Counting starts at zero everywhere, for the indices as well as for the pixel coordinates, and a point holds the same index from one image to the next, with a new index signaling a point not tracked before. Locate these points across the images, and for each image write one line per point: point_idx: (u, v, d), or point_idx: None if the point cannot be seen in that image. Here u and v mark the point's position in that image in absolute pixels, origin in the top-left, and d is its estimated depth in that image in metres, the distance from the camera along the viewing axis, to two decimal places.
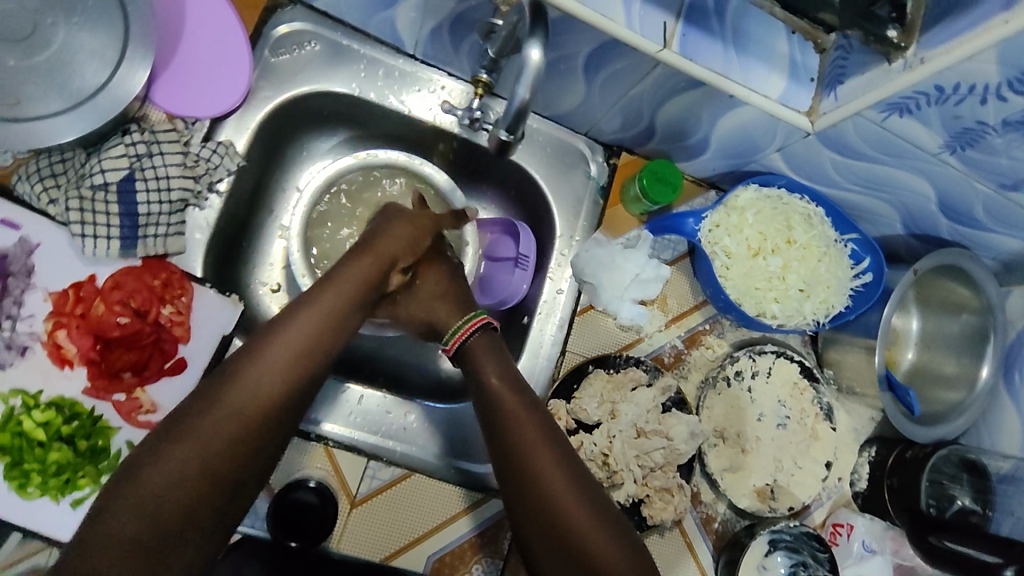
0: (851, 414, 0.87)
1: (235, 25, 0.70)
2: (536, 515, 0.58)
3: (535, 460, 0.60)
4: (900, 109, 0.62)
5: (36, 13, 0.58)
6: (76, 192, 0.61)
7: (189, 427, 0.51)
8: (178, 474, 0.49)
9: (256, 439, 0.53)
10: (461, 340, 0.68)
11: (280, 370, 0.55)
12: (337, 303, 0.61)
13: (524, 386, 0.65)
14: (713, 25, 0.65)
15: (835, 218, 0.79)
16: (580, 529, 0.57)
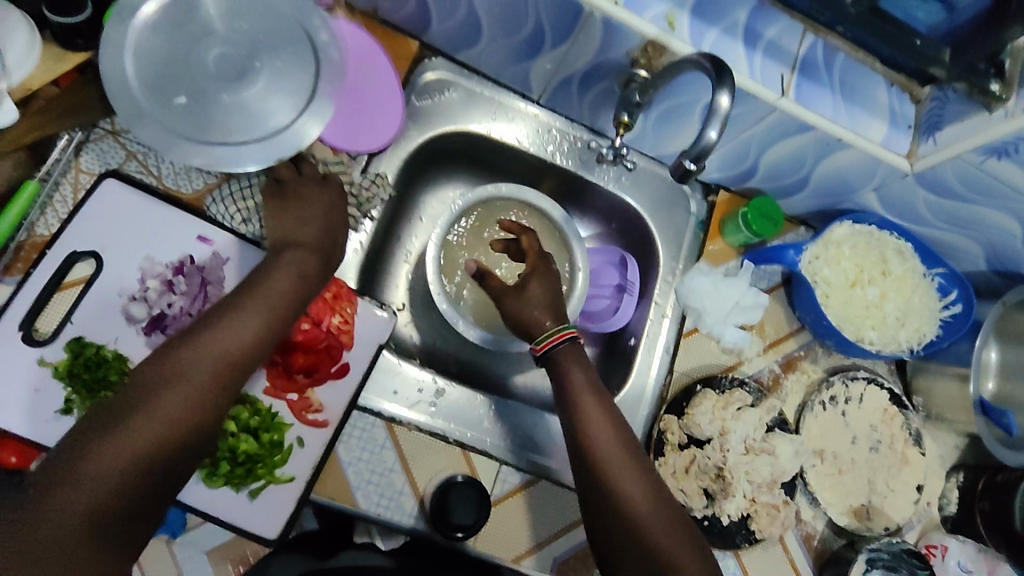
0: (938, 441, 0.91)
1: (389, 72, 0.77)
2: (608, 510, 0.65)
3: (613, 459, 0.67)
4: (999, 152, 0.69)
5: (246, 58, 0.66)
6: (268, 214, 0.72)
7: (179, 367, 0.56)
8: (161, 422, 0.53)
9: (215, 401, 0.57)
10: (552, 345, 0.73)
11: (252, 327, 0.60)
12: (290, 284, 0.64)
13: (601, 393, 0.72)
14: (823, 77, 0.73)
15: (923, 253, 0.86)
16: (645, 520, 0.64)
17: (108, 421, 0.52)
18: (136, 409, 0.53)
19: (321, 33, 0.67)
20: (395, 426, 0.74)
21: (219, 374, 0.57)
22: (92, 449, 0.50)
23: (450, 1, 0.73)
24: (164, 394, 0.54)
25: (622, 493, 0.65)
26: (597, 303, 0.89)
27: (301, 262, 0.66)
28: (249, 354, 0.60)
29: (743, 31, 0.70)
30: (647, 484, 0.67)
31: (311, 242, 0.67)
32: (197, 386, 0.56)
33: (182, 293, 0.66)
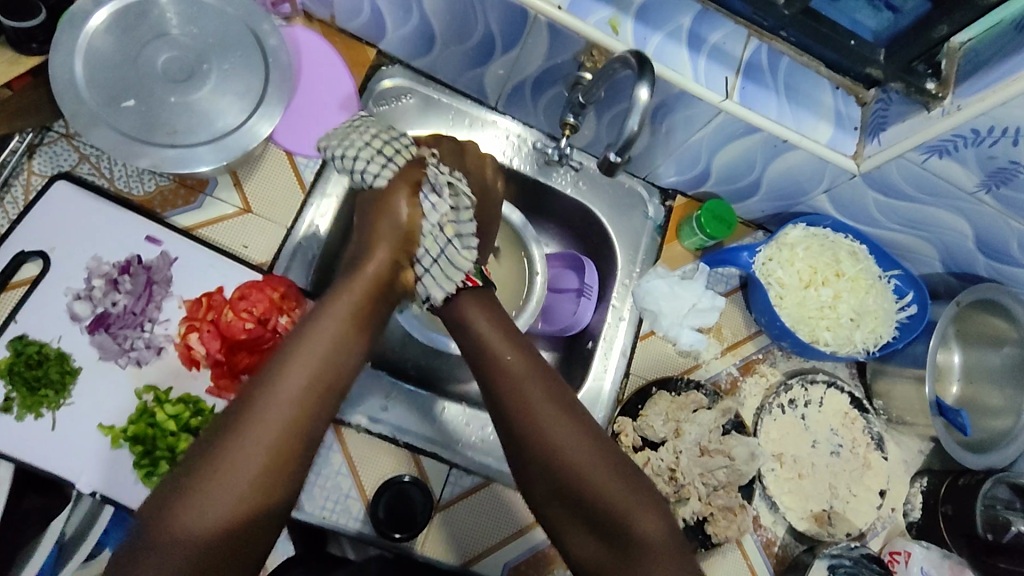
0: (901, 446, 0.91)
1: (347, 81, 0.80)
2: (556, 482, 0.59)
3: (559, 434, 0.60)
4: (939, 151, 0.69)
5: (196, 61, 0.67)
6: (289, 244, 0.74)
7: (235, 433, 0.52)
8: (208, 520, 0.49)
9: (284, 464, 0.53)
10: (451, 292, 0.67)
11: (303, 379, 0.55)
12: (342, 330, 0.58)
13: (534, 351, 0.65)
14: (767, 80, 0.74)
15: (877, 255, 0.87)
16: (604, 493, 0.57)
17: (177, 494, 0.50)
18: (176, 506, 0.49)
19: (270, 38, 0.69)
20: (342, 427, 0.73)
21: (282, 437, 0.53)
22: (158, 528, 0.49)
23: (403, 9, 0.75)
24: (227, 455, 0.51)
25: (563, 459, 0.59)
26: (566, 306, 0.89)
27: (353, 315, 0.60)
28: (305, 413, 0.54)
29: (686, 34, 0.71)
30: (597, 448, 0.60)
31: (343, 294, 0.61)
32: (246, 455, 0.51)
33: (127, 292, 0.67)
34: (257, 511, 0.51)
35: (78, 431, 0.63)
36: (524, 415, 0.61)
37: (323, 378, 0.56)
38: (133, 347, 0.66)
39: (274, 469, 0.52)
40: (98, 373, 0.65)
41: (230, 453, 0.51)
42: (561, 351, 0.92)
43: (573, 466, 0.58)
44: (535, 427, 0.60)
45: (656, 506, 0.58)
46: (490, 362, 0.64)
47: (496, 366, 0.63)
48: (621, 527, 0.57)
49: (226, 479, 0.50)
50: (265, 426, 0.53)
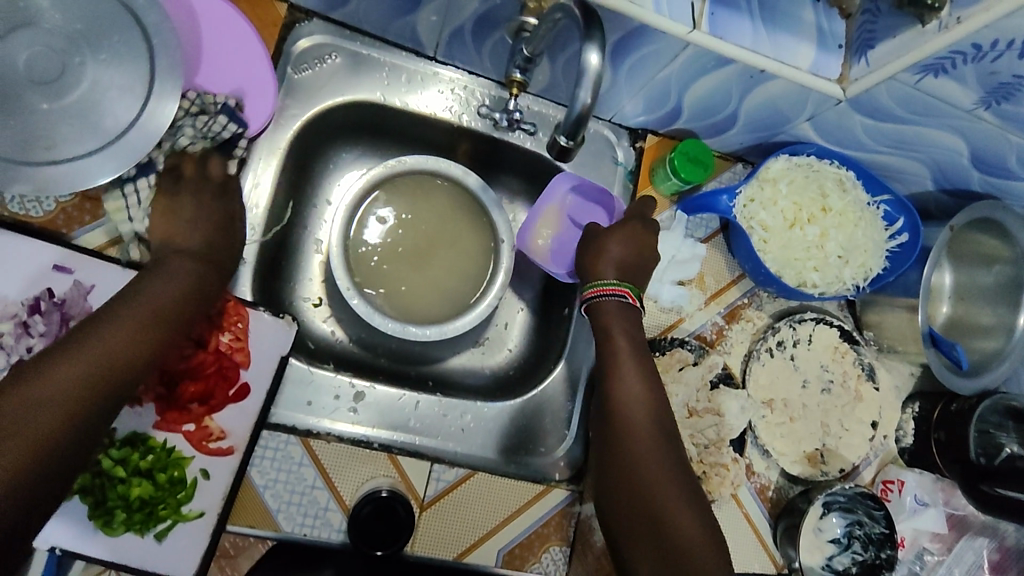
0: (892, 372, 0.89)
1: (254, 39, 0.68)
2: (611, 487, 0.63)
3: (631, 440, 0.64)
4: (934, 70, 0.62)
5: (64, 52, 0.58)
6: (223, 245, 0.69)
7: (47, 373, 0.48)
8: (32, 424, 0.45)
9: (81, 411, 0.48)
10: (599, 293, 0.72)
11: (132, 330, 0.53)
12: (185, 281, 0.59)
13: (648, 360, 0.71)
14: (739, 1, 0.64)
15: (865, 180, 0.80)
16: (652, 489, 0.61)
17: None
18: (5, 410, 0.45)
19: (149, 15, 0.60)
20: (311, 439, 0.68)
21: (93, 386, 0.49)
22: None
23: None
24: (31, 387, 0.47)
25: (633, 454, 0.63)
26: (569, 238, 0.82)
27: (194, 274, 0.60)
28: (123, 365, 0.52)
29: None
30: (658, 440, 0.65)
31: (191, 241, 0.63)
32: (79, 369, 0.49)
33: (41, 335, 0.59)
34: (55, 455, 0.46)
35: None
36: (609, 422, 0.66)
37: (163, 314, 0.56)
38: None
39: (106, 370, 0.50)
40: None
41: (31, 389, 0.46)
42: (535, 317, 0.86)
43: (635, 457, 0.63)
44: (619, 430, 0.65)
45: (692, 503, 0.61)
46: (606, 346, 0.71)
47: (613, 367, 0.69)
48: (666, 524, 0.59)
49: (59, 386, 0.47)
50: (110, 350, 0.51)
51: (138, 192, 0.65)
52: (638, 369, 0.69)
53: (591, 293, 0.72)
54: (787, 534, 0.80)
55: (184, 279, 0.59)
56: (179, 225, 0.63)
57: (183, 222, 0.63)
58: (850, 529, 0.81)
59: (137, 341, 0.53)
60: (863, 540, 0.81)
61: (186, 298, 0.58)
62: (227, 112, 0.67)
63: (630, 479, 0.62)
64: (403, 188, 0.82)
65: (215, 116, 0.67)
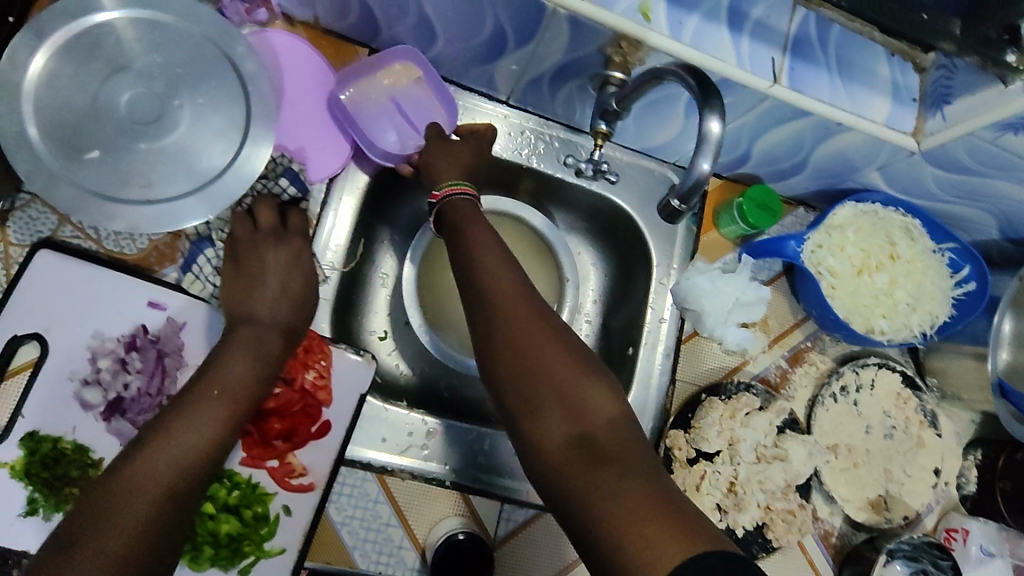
0: (953, 419, 0.88)
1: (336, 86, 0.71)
2: (517, 382, 0.55)
3: (512, 325, 0.56)
4: (1016, 128, 0.62)
5: (163, 95, 0.59)
6: None
7: (128, 475, 0.49)
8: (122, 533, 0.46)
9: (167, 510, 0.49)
10: (450, 194, 0.68)
11: (206, 433, 0.53)
12: (254, 365, 0.59)
13: (510, 250, 0.63)
14: (818, 56, 0.66)
15: (932, 229, 0.80)
16: (557, 380, 0.54)
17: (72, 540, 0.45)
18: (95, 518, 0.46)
19: (246, 62, 0.62)
20: (386, 476, 0.69)
21: (172, 484, 0.50)
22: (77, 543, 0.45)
23: (397, 8, 0.66)
24: (118, 505, 0.47)
25: (524, 355, 0.55)
26: (379, 124, 0.72)
27: (259, 342, 0.61)
28: (201, 457, 0.52)
29: (726, 13, 0.64)
30: (550, 336, 0.56)
31: (264, 308, 0.62)
32: (161, 467, 0.50)
33: (138, 372, 0.61)
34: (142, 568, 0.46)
35: None
36: (484, 308, 0.58)
37: (232, 396, 0.57)
38: None
39: (184, 466, 0.51)
40: None
41: (115, 508, 0.47)
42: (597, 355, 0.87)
43: (524, 362, 0.55)
44: (501, 338, 0.56)
45: (606, 381, 0.55)
46: (462, 245, 0.63)
47: (480, 280, 0.60)
48: (584, 431, 0.51)
49: (141, 489, 0.48)
50: (186, 445, 0.52)
51: (211, 262, 0.66)
52: (500, 266, 0.61)
53: (443, 192, 0.68)
54: None
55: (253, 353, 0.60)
56: (260, 286, 0.63)
57: (257, 294, 0.63)
58: None
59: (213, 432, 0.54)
60: None
61: (252, 382, 0.59)
62: (289, 175, 0.69)
63: (538, 392, 0.54)
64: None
65: (277, 178, 0.69)
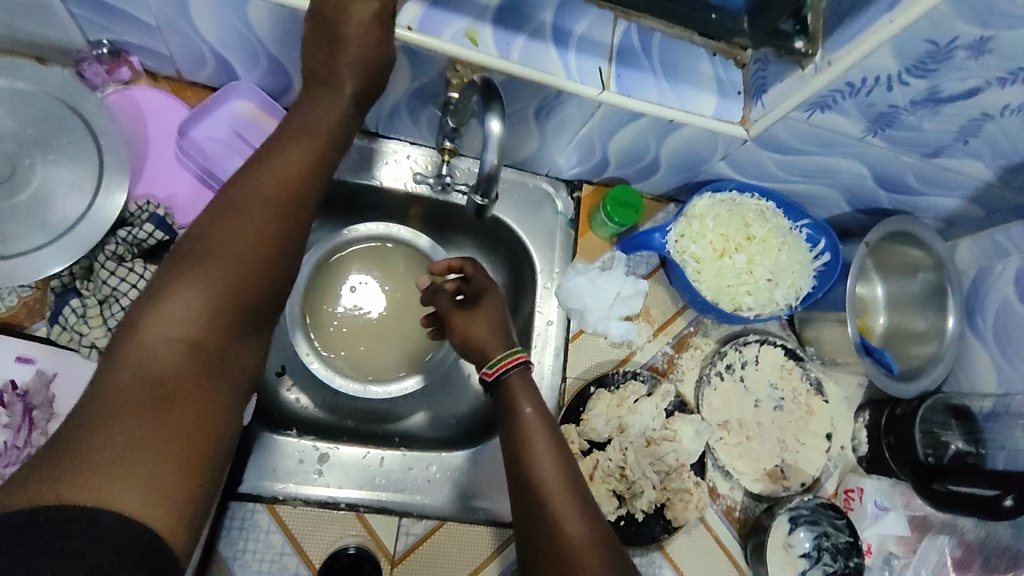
0: (840, 384, 0.93)
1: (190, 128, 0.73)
2: (541, 558, 0.59)
3: (558, 509, 0.60)
4: (821, 106, 0.68)
5: (15, 155, 0.62)
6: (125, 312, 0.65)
7: (200, 261, 0.51)
8: (186, 313, 0.49)
9: (234, 303, 0.52)
10: (502, 370, 0.70)
11: (252, 228, 0.54)
12: (252, 232, 0.54)
13: (553, 419, 0.69)
14: (643, 62, 0.71)
15: (786, 209, 0.86)
16: (578, 553, 0.57)
17: (141, 309, 0.49)
18: (166, 293, 0.49)
19: (97, 117, 0.65)
20: (277, 506, 0.70)
21: (226, 295, 0.51)
22: (148, 315, 0.48)
23: (249, 54, 0.69)
24: (172, 294, 0.49)
25: (554, 520, 0.60)
26: (219, 155, 0.73)
27: (313, 155, 0.59)
28: (259, 262, 0.53)
29: (551, 31, 0.68)
30: (588, 521, 0.60)
31: (347, 91, 0.61)
32: (226, 255, 0.52)
33: (5, 426, 0.60)
34: (201, 365, 0.48)
35: None
36: (527, 488, 0.62)
37: (278, 211, 0.56)
38: None
39: (238, 287, 0.52)
40: None
41: (180, 294, 0.50)
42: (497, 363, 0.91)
43: (552, 530, 0.59)
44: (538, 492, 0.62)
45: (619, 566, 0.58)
46: (511, 414, 0.68)
47: (526, 449, 0.65)
48: None
49: (196, 281, 0.50)
50: (241, 239, 0.53)
51: (76, 310, 0.65)
52: (543, 429, 0.66)
53: (496, 369, 0.71)
54: (755, 552, 0.82)
55: (300, 166, 0.58)
56: (336, 79, 0.60)
57: (307, 115, 0.61)
58: (818, 542, 0.82)
59: (273, 231, 0.55)
60: (832, 551, 0.82)
61: (303, 189, 0.58)
62: (153, 220, 0.67)
63: (547, 556, 0.58)
64: (359, 252, 0.89)
65: (141, 224, 0.67)
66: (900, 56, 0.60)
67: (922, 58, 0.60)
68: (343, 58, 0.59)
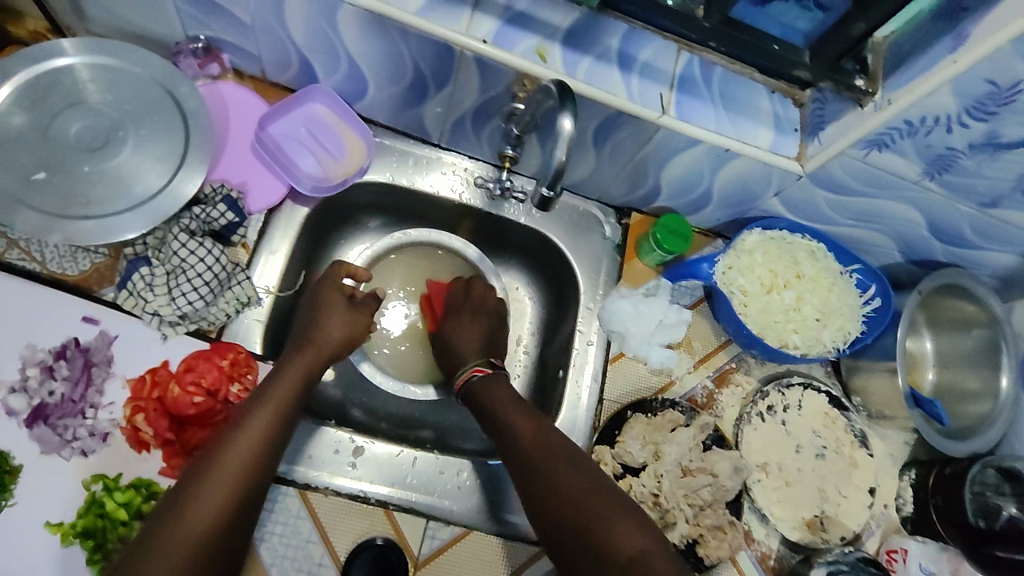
0: (886, 440, 0.89)
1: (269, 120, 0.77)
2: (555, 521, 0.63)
3: (559, 490, 0.64)
4: (879, 144, 0.69)
5: (111, 128, 0.67)
6: (189, 284, 0.67)
7: (223, 452, 0.59)
8: (209, 510, 0.56)
9: (251, 483, 0.59)
10: (467, 379, 0.79)
11: (264, 417, 0.62)
12: (270, 417, 0.63)
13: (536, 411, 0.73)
14: (702, 91, 0.73)
15: (837, 252, 0.86)
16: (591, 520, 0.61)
17: (168, 509, 0.55)
18: (190, 492, 0.56)
19: (188, 100, 0.69)
20: (309, 491, 0.70)
21: (243, 481, 0.59)
22: (179, 512, 0.55)
23: (330, 58, 0.73)
24: (197, 495, 0.56)
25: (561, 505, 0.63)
26: (297, 152, 0.78)
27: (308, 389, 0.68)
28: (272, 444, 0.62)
29: (616, 56, 0.70)
30: (592, 492, 0.64)
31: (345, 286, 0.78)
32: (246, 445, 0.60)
33: (64, 379, 0.64)
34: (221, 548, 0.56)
35: (26, 530, 0.59)
36: (528, 472, 0.67)
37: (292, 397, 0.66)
38: (76, 437, 0.63)
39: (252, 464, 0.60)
40: (39, 470, 0.61)
41: (207, 490, 0.56)
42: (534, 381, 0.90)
43: (558, 510, 0.63)
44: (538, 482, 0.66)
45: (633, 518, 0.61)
46: (489, 411, 0.74)
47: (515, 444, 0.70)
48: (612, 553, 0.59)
49: (222, 472, 0.58)
50: (263, 423, 0.62)
51: (144, 278, 0.67)
52: (535, 426, 0.71)
53: (463, 378, 0.80)
54: None
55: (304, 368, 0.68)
56: (326, 334, 0.73)
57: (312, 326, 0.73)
58: None
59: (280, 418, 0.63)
60: None
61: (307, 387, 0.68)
62: (227, 202, 0.72)
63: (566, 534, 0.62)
64: (404, 258, 0.93)
65: (214, 204, 0.71)
66: (960, 95, 0.61)
67: (981, 99, 0.61)
68: (331, 324, 0.74)
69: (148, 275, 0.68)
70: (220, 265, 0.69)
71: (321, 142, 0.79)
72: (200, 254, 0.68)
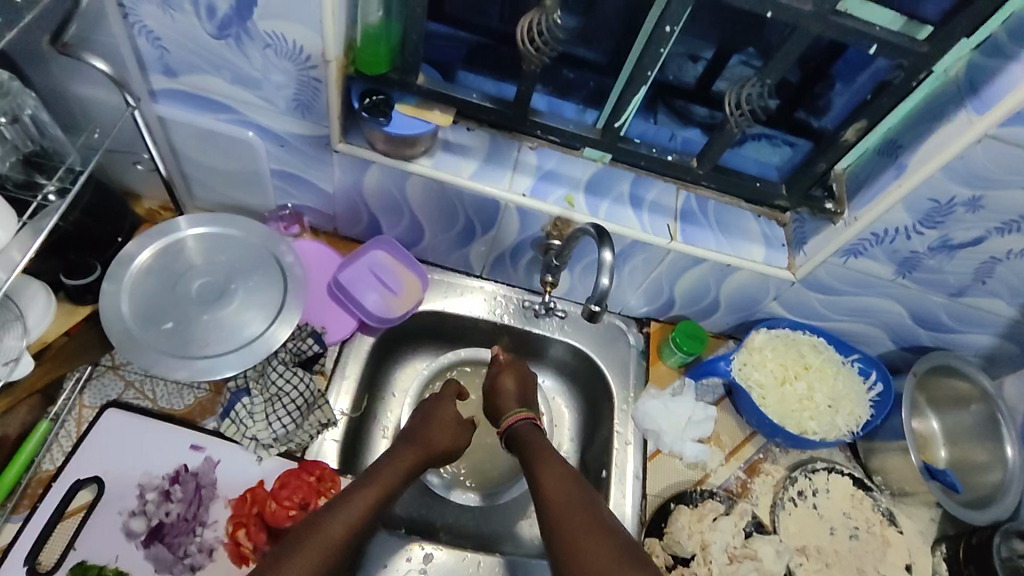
0: (913, 517, 0.96)
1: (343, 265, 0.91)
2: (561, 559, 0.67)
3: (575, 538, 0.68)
4: (854, 252, 0.83)
5: (224, 282, 0.81)
6: (284, 409, 0.78)
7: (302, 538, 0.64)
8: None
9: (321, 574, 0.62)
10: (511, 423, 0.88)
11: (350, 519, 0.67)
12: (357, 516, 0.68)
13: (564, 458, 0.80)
14: (701, 220, 0.89)
15: (836, 344, 0.98)
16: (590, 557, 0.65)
17: None
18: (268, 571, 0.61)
19: (286, 255, 0.83)
20: None
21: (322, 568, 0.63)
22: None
23: (395, 213, 0.89)
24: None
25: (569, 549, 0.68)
26: (364, 292, 0.90)
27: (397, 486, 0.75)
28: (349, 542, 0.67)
29: (629, 198, 0.87)
30: (599, 534, 0.68)
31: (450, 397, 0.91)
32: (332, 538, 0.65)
33: (179, 500, 0.72)
34: None
35: None
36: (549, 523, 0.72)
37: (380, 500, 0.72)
38: (187, 553, 0.70)
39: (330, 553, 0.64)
40: None
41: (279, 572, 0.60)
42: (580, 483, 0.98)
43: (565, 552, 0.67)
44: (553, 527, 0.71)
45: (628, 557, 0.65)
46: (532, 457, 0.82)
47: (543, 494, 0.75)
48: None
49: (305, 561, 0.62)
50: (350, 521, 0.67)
51: (245, 407, 0.78)
52: (563, 476, 0.77)
53: (511, 418, 0.88)
54: None
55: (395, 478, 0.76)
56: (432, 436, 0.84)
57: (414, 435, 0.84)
58: None
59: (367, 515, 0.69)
60: None
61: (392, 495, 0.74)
62: (314, 336, 0.85)
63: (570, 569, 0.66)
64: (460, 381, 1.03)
65: (304, 339, 0.84)
66: (911, 212, 0.76)
67: (929, 213, 0.75)
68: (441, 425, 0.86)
69: (249, 404, 0.78)
70: (309, 390, 0.80)
71: (384, 281, 0.91)
72: (291, 381, 0.79)
